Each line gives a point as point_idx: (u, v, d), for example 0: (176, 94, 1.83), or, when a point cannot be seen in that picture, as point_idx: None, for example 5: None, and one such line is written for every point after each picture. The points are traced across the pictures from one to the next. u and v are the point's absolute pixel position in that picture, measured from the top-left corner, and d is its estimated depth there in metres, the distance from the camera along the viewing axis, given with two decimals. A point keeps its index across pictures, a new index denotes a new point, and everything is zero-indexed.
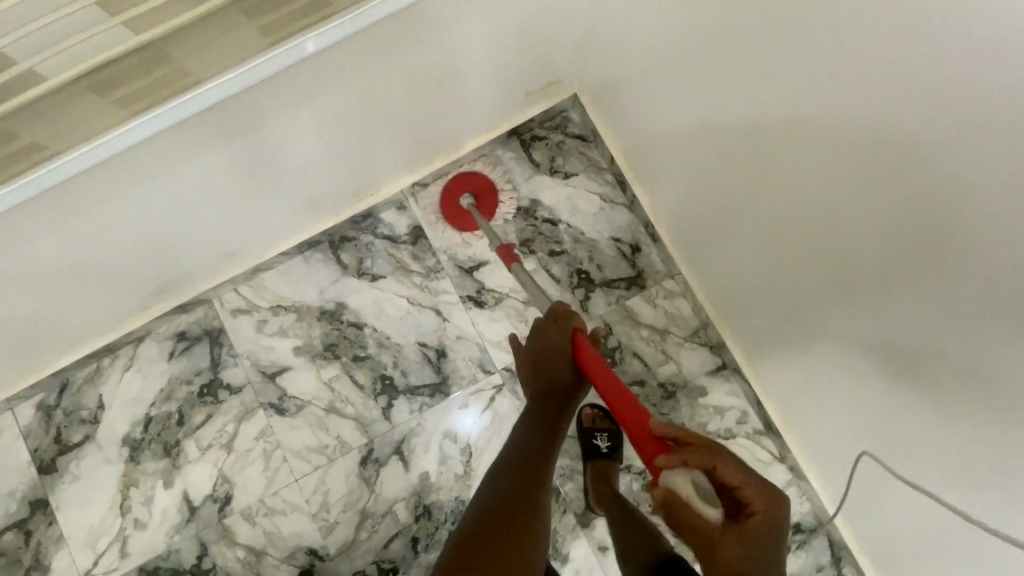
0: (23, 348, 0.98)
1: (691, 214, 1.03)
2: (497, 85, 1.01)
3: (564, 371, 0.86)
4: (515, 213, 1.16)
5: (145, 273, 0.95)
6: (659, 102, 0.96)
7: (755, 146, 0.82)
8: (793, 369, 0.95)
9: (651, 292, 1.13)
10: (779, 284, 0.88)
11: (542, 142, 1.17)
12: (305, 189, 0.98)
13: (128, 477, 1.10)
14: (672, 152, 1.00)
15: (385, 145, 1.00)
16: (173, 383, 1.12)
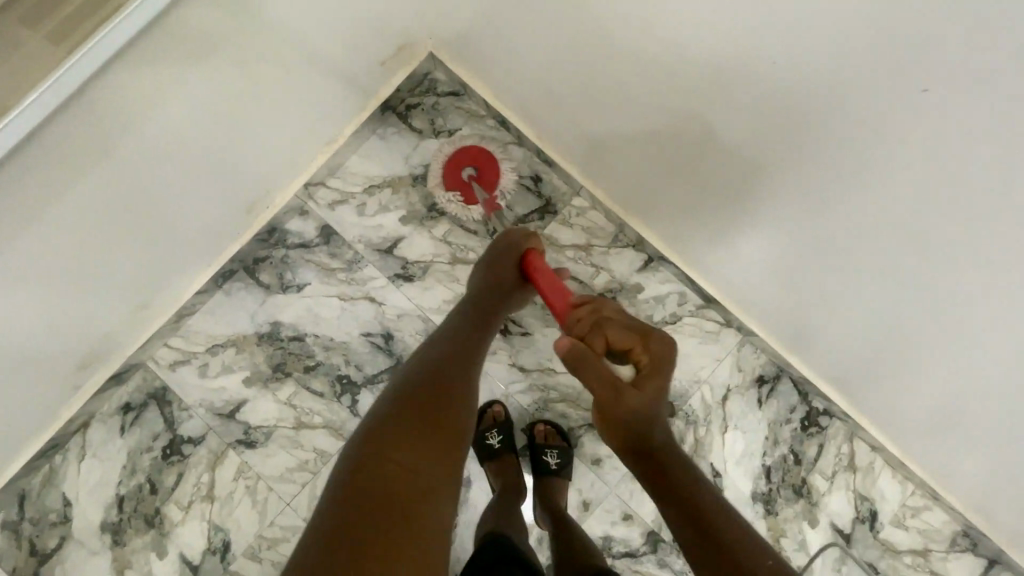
0: None
1: (570, 129, 1.07)
2: (348, 61, 1.01)
3: (510, 274, 0.94)
4: (414, 183, 1.18)
5: (56, 352, 0.93)
6: (502, 30, 0.99)
7: (595, 46, 0.87)
8: (704, 234, 1.01)
9: (564, 214, 1.17)
10: (662, 153, 0.94)
11: (418, 110, 1.19)
12: (185, 219, 0.96)
13: (119, 562, 1.08)
14: (530, 74, 1.04)
15: (259, 149, 1.00)
16: (133, 456, 1.10)
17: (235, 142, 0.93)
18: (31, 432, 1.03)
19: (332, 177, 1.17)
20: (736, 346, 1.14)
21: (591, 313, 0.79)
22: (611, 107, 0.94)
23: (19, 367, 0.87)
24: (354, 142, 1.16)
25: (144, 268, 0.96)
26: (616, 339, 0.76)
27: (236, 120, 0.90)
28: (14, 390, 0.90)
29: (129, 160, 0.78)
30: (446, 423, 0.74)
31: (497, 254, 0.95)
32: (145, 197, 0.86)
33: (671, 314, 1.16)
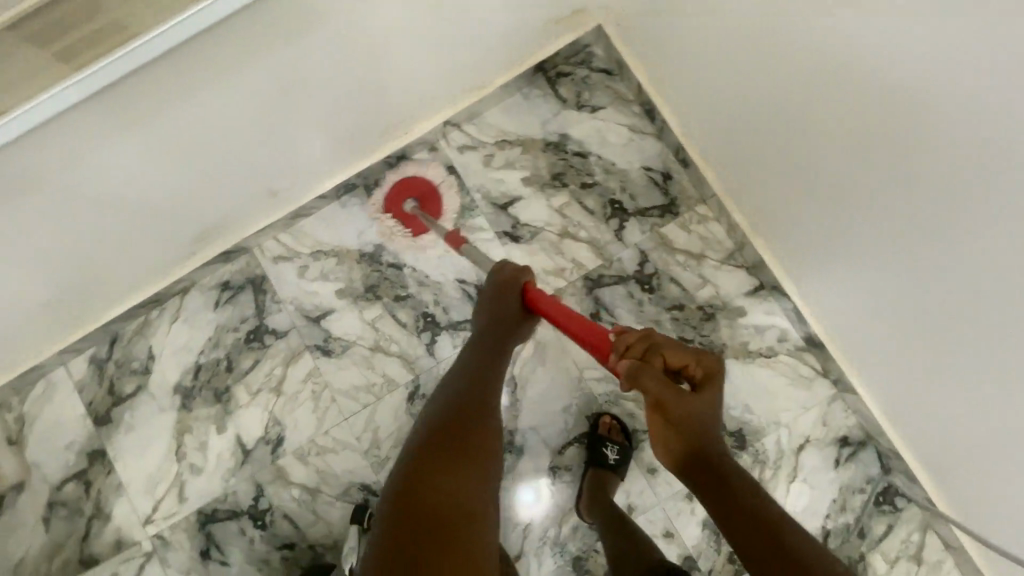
0: (76, 296, 1.01)
1: (720, 134, 1.03)
2: (522, 14, 1.01)
3: (513, 311, 0.89)
4: (545, 149, 1.17)
5: (184, 212, 0.98)
6: (682, 11, 0.96)
7: (765, 58, 0.84)
8: (829, 277, 0.96)
9: (685, 218, 1.14)
10: (811, 176, 0.88)
11: (568, 78, 1.18)
12: (327, 120, 0.99)
13: (182, 424, 1.13)
14: (694, 69, 1.01)
15: (413, 75, 1.01)
16: (219, 332, 1.15)
17: (397, 61, 0.95)
18: (141, 281, 1.09)
19: (469, 123, 1.18)
20: (826, 399, 1.09)
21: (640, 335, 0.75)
22: (773, 114, 0.90)
23: (150, 209, 0.93)
24: (500, 94, 1.17)
25: (280, 157, 1.00)
26: (672, 356, 0.74)
27: (406, 39, 0.92)
28: (142, 232, 0.96)
29: (303, 47, 0.82)
30: (475, 435, 0.77)
31: (498, 287, 0.91)
32: (304, 87, 0.89)
33: (769, 348, 1.11)
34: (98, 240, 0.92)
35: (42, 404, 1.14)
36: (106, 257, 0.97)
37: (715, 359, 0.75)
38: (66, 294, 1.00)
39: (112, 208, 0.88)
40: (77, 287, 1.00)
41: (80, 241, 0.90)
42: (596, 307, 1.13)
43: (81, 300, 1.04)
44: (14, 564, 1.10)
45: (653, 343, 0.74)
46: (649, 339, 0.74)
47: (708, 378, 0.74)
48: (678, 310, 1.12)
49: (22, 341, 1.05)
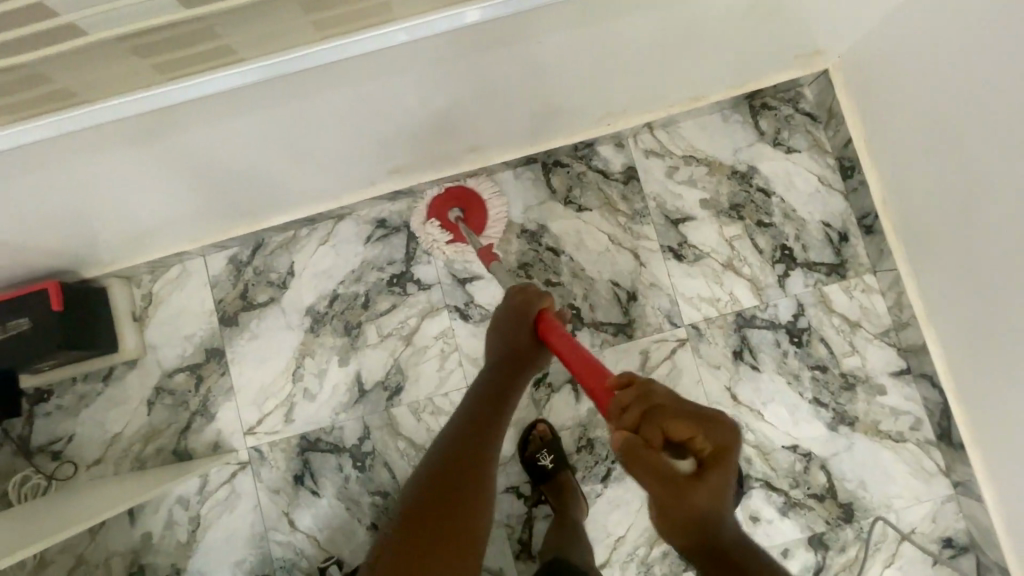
0: (248, 204, 0.99)
1: (920, 222, 1.01)
2: (767, 50, 0.97)
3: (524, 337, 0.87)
4: (730, 176, 1.15)
5: (377, 152, 0.95)
6: (943, 96, 0.88)
7: (987, 190, 0.85)
8: (989, 394, 0.96)
9: (850, 282, 1.13)
10: (1015, 314, 0.85)
11: (771, 112, 1.16)
12: (543, 100, 0.95)
13: (305, 347, 1.12)
14: (913, 156, 0.99)
15: (640, 83, 0.97)
16: (364, 267, 1.13)
17: (638, 67, 0.92)
18: (307, 201, 1.06)
19: (662, 129, 1.15)
20: (942, 497, 1.09)
21: (636, 390, 0.60)
22: (1011, 237, 0.83)
23: (352, 137, 0.88)
24: (703, 111, 1.13)
25: (485, 119, 0.95)
26: (671, 426, 0.56)
27: (657, 53, 0.88)
28: (336, 156, 0.92)
29: (568, 41, 0.79)
30: (473, 482, 0.72)
31: (510, 317, 0.88)
32: (539, 74, 0.86)
33: (899, 433, 1.10)
34: (293, 161, 0.89)
35: (173, 290, 1.13)
36: (292, 172, 0.93)
37: (727, 429, 0.56)
38: (241, 197, 0.96)
39: (323, 140, 0.86)
40: (249, 193, 0.95)
41: (279, 153, 0.85)
42: (740, 345, 1.11)
43: (246, 206, 1.00)
44: (110, 438, 1.10)
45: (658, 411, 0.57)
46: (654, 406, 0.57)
47: (723, 453, 0.55)
48: (820, 371, 1.11)
49: (178, 232, 1.01)
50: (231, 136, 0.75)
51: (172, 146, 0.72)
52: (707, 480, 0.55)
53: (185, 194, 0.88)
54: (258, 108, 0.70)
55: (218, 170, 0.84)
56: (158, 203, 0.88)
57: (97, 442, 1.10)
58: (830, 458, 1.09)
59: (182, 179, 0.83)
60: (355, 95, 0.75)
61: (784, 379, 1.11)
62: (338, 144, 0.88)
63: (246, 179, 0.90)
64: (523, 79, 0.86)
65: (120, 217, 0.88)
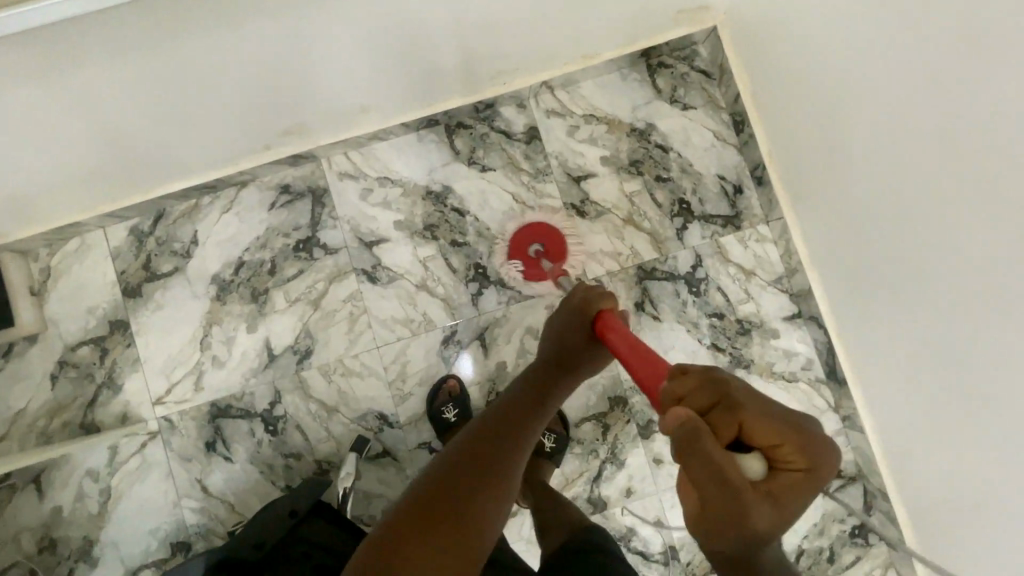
0: (139, 167, 0.98)
1: (798, 169, 1.07)
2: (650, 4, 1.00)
3: (580, 334, 0.80)
4: (629, 133, 1.18)
5: (268, 110, 0.95)
6: (810, 42, 0.92)
7: (845, 133, 0.91)
8: (864, 328, 1.01)
9: (745, 233, 1.18)
10: (874, 247, 0.92)
11: (667, 70, 1.19)
12: (431, 56, 0.96)
13: (212, 315, 1.12)
14: (788, 105, 1.04)
15: (529, 38, 0.99)
16: (269, 233, 1.13)
17: (520, 21, 0.93)
18: (204, 165, 1.05)
19: (562, 89, 1.18)
20: (832, 431, 1.15)
21: (706, 377, 0.52)
22: (865, 174, 0.89)
23: (239, 95, 0.89)
24: (601, 69, 1.16)
25: (376, 76, 0.97)
26: (756, 427, 0.48)
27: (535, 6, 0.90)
28: (222, 111, 0.91)
29: None
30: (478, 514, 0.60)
31: (570, 311, 0.82)
32: (420, 27, 0.87)
33: (791, 372, 1.16)
34: (182, 121, 0.89)
35: (72, 262, 1.11)
36: (181, 133, 0.93)
37: (828, 452, 0.48)
38: (128, 157, 0.94)
39: (210, 97, 0.86)
40: (134, 152, 0.94)
41: (159, 107, 0.84)
42: (642, 297, 1.16)
43: (135, 168, 0.98)
44: (14, 414, 1.09)
45: (738, 402, 0.49)
46: (732, 397, 0.50)
47: (805, 474, 0.48)
48: (717, 318, 1.16)
49: (65, 197, 0.99)
50: (92, 86, 0.74)
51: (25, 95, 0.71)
52: (779, 498, 0.47)
53: (62, 154, 0.87)
54: (117, 56, 0.70)
55: (93, 123, 0.83)
56: (32, 163, 0.86)
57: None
58: None
59: (58, 137, 0.83)
60: (218, 44, 0.75)
61: (684, 327, 1.15)
62: (225, 101, 0.89)
63: (130, 140, 0.90)
64: (404, 32, 0.87)
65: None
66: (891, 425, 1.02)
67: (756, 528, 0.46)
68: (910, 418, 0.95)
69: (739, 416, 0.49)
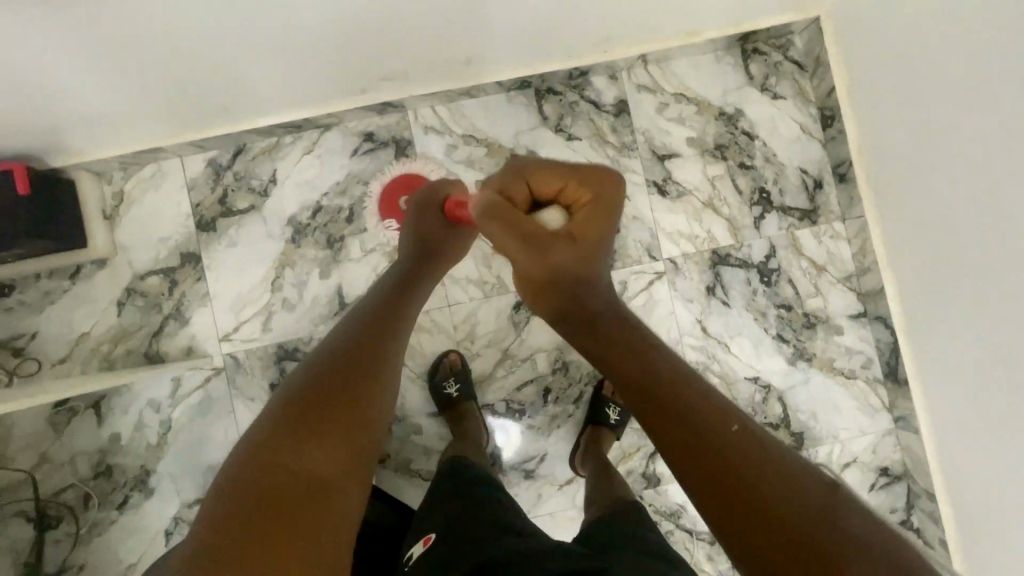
0: (226, 102, 0.96)
1: (884, 172, 1.07)
2: None
3: (437, 227, 0.88)
4: (718, 117, 1.17)
5: (363, 57, 0.93)
6: (914, 48, 0.91)
7: (937, 143, 0.91)
8: (933, 336, 1.03)
9: (821, 228, 1.18)
10: (953, 258, 0.93)
11: (761, 57, 1.18)
12: (538, 20, 0.93)
13: (285, 258, 1.10)
14: (882, 107, 1.04)
15: (637, 11, 0.97)
16: (349, 180, 1.12)
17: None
18: (291, 105, 1.02)
19: (655, 64, 1.16)
20: (884, 430, 1.17)
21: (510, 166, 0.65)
22: (953, 185, 0.90)
23: (339, 40, 0.86)
24: (697, 49, 1.14)
25: (478, 34, 0.94)
26: (538, 180, 0.63)
27: None
28: (324, 49, 0.88)
29: None
30: (357, 407, 0.64)
31: (419, 210, 0.90)
32: None
33: (850, 370, 1.18)
34: (277, 58, 0.87)
35: (146, 189, 1.09)
36: (273, 71, 0.90)
37: (613, 182, 0.62)
38: (215, 88, 0.91)
39: (306, 39, 0.84)
40: (219, 82, 0.90)
41: (253, 43, 0.82)
42: (713, 281, 1.16)
43: (217, 99, 0.95)
44: (77, 337, 1.07)
45: (525, 169, 0.64)
46: (529, 167, 0.63)
47: (597, 202, 0.62)
48: (785, 310, 1.17)
49: (147, 123, 0.96)
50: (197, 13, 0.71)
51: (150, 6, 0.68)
52: (577, 231, 0.61)
53: (149, 80, 0.84)
54: None
55: (193, 49, 0.79)
56: (115, 85, 0.83)
57: (62, 341, 1.07)
58: (789, 390, 1.16)
59: (146, 64, 0.80)
60: None
61: (751, 315, 1.16)
62: (322, 44, 0.86)
63: (222, 73, 0.87)
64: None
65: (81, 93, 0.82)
66: (949, 431, 1.04)
67: (583, 269, 0.60)
68: (970, 428, 0.98)
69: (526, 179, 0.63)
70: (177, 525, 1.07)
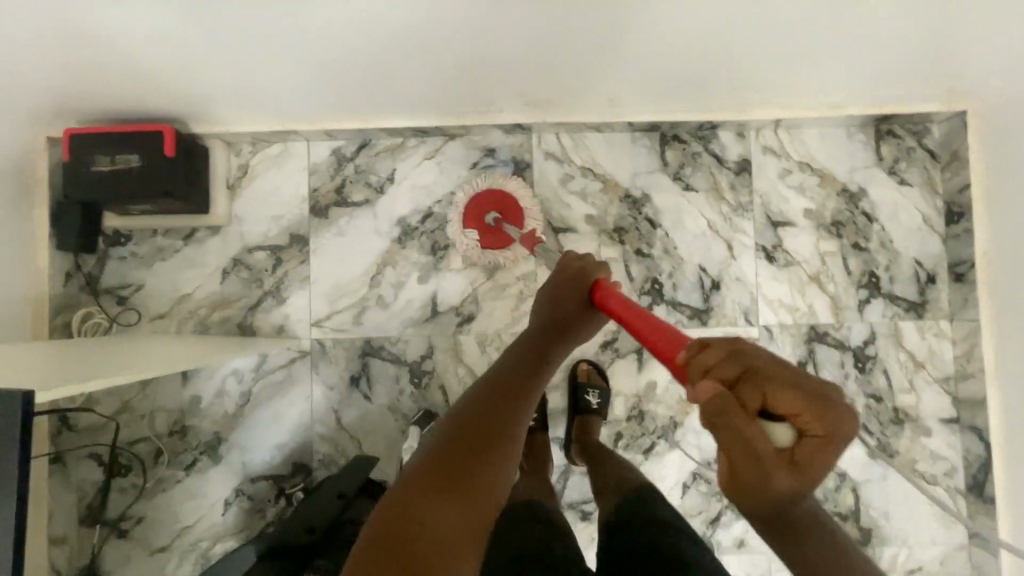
0: (365, 102, 0.98)
1: (1005, 283, 1.03)
2: (917, 80, 0.96)
3: (571, 303, 0.79)
4: (840, 192, 1.15)
5: (506, 85, 0.94)
6: None
7: None
8: None
9: (926, 324, 1.15)
10: None
11: (894, 140, 1.16)
12: (685, 77, 0.93)
13: (388, 256, 1.12)
14: (1011, 220, 1.00)
15: (786, 81, 0.96)
16: (463, 192, 1.13)
17: (788, 67, 0.90)
18: (425, 113, 1.03)
19: (786, 129, 1.15)
20: (957, 543, 1.13)
21: (729, 348, 0.38)
22: None
23: (491, 67, 0.87)
24: (831, 121, 1.13)
25: (623, 80, 0.94)
26: (774, 389, 0.36)
27: (814, 59, 0.87)
28: (473, 72, 0.89)
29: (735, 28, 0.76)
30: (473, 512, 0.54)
31: (557, 284, 0.81)
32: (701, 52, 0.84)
33: (932, 475, 1.13)
34: (426, 73, 0.88)
35: (270, 166, 1.12)
36: (417, 84, 0.92)
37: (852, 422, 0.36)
38: (358, 90, 0.93)
39: (460, 62, 0.85)
40: (364, 85, 0.92)
41: (410, 59, 0.83)
42: (806, 357, 1.14)
43: (357, 99, 0.97)
44: (179, 296, 1.10)
45: (743, 361, 0.37)
46: (747, 354, 0.38)
47: (829, 449, 0.36)
48: (874, 400, 1.13)
49: (288, 109, 0.99)
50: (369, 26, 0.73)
51: (344, 8, 0.69)
52: (803, 471, 0.36)
53: (301, 77, 0.87)
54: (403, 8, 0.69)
55: (353, 56, 0.81)
56: (270, 76, 0.86)
57: (165, 297, 1.10)
58: (864, 482, 1.13)
59: (305, 64, 0.83)
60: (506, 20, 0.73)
61: None
62: (472, 68, 0.87)
63: (372, 78, 0.89)
64: (676, 54, 0.84)
65: (242, 73, 0.84)
66: None
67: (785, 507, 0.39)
68: None
69: (755, 376, 0.37)
70: (236, 497, 1.09)
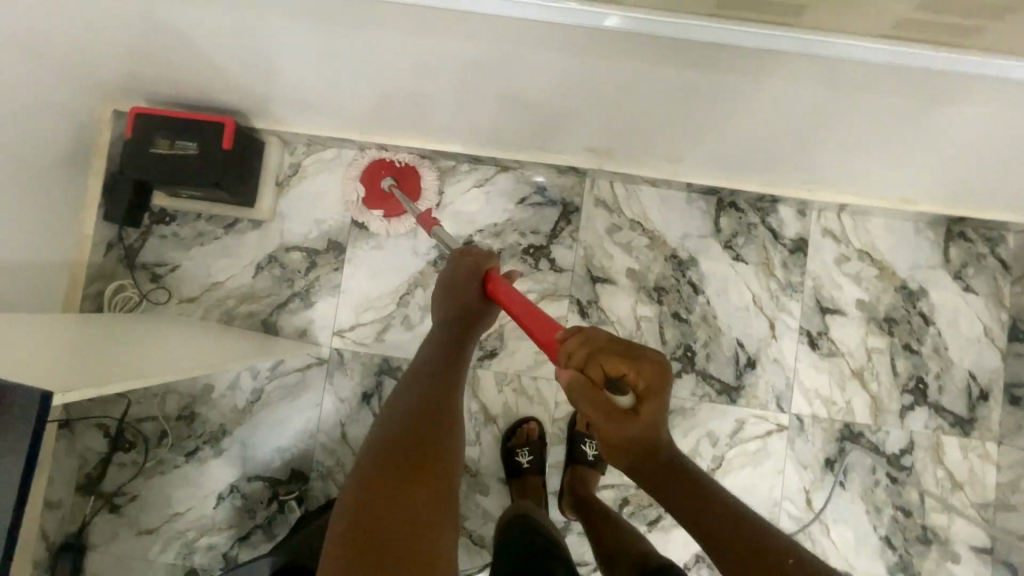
0: (424, 127, 0.97)
1: None
2: (999, 191, 0.91)
3: (473, 295, 0.79)
4: (898, 289, 1.09)
5: (567, 132, 0.92)
6: None
7: None
8: None
9: (971, 442, 1.07)
10: None
11: (965, 243, 1.09)
12: (754, 152, 0.90)
13: (420, 277, 1.10)
14: None
15: (858, 172, 0.91)
16: (506, 225, 1.11)
17: (863, 159, 0.85)
18: (481, 143, 1.02)
19: (850, 215, 1.10)
20: None
21: (579, 336, 0.56)
22: None
23: (555, 114, 0.86)
24: (900, 214, 1.07)
25: (687, 145, 0.91)
26: (608, 359, 0.53)
27: (892, 155, 0.82)
28: (536, 116, 0.87)
29: (816, 116, 0.72)
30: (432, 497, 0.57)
31: (451, 282, 0.80)
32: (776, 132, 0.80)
33: None
34: (489, 110, 0.87)
35: (321, 170, 1.12)
36: (478, 118, 0.90)
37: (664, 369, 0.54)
38: (419, 115, 0.92)
39: (525, 105, 0.83)
40: (425, 112, 0.91)
41: (475, 96, 0.82)
42: (835, 455, 1.07)
43: (416, 122, 0.96)
44: (211, 283, 1.11)
45: (589, 349, 0.54)
46: (591, 341, 0.54)
47: (650, 393, 0.53)
48: (902, 514, 1.06)
49: (347, 121, 0.99)
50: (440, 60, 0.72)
51: (417, 43, 0.68)
52: (642, 413, 0.54)
53: (365, 95, 0.87)
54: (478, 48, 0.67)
55: (420, 85, 0.80)
56: (335, 89, 0.86)
57: (197, 282, 1.10)
58: None
59: (371, 84, 0.82)
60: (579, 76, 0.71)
61: (864, 506, 1.06)
62: (536, 113, 0.86)
63: (435, 107, 0.88)
64: (749, 131, 0.81)
65: (307, 84, 0.84)
66: None
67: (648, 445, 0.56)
68: None
69: (594, 357, 0.53)
70: (231, 492, 1.08)
